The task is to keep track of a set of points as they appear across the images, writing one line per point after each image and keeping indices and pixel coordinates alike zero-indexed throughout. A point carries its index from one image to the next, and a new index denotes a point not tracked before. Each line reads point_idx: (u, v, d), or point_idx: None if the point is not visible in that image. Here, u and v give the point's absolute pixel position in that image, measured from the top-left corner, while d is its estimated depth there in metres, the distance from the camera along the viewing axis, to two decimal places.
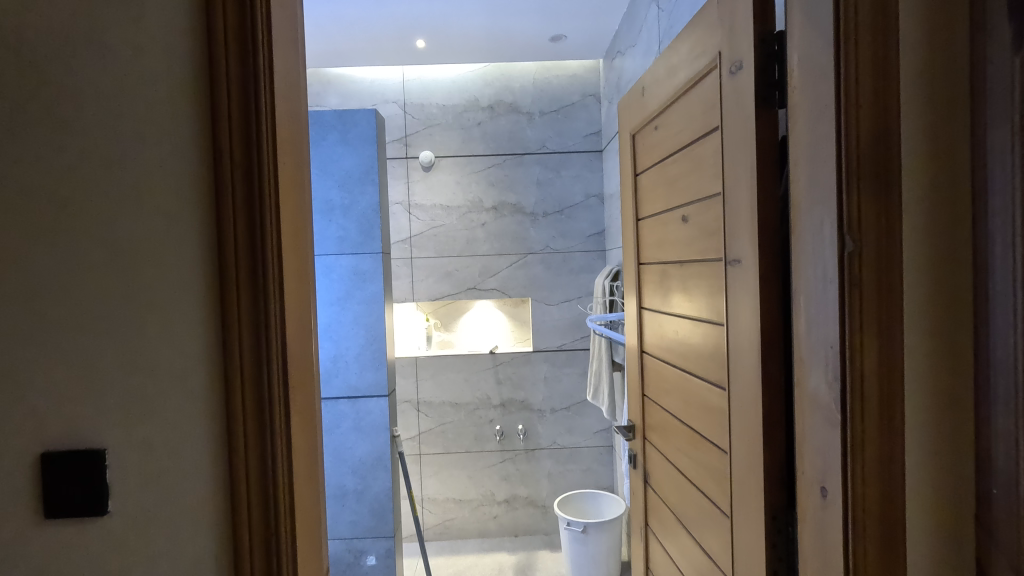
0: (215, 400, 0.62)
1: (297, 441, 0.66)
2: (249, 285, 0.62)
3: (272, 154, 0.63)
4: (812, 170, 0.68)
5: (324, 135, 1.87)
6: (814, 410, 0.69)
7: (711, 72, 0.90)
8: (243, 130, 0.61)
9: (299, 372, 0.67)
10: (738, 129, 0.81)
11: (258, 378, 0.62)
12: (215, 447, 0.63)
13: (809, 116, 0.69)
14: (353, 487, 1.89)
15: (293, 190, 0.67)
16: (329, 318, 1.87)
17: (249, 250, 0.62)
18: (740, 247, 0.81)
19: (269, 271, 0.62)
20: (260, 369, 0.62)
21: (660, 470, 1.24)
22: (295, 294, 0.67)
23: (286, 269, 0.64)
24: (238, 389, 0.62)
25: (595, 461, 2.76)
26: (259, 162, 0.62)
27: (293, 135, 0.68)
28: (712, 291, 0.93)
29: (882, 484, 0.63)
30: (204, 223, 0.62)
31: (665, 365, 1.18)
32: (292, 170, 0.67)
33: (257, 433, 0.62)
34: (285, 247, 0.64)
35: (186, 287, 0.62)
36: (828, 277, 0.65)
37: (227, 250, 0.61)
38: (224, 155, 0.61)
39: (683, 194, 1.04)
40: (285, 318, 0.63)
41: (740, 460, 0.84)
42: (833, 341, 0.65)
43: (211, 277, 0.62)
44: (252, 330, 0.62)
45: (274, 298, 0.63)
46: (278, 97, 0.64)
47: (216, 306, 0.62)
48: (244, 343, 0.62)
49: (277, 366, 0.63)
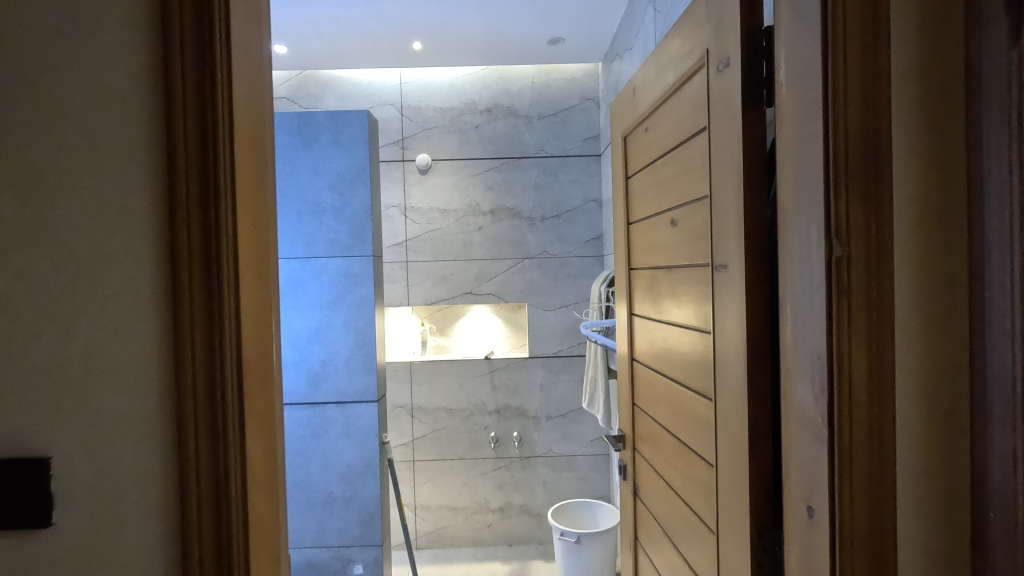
0: (165, 401, 0.59)
1: (254, 447, 0.63)
2: (204, 287, 0.59)
3: (228, 148, 0.60)
4: (799, 173, 0.65)
5: (316, 136, 1.85)
6: (801, 426, 0.65)
7: (700, 71, 0.87)
8: (198, 124, 0.58)
9: (257, 376, 0.64)
10: (726, 129, 0.77)
11: (211, 382, 0.59)
12: (166, 451, 0.59)
13: (795, 115, 0.66)
14: (340, 495, 1.86)
15: (253, 187, 0.64)
16: (320, 321, 1.84)
17: (203, 248, 0.59)
18: (726, 253, 0.78)
19: (223, 270, 0.59)
20: (213, 373, 0.59)
21: (649, 481, 1.20)
22: (253, 294, 0.63)
23: (244, 269, 0.62)
24: (189, 394, 0.59)
25: (592, 469, 2.71)
26: (215, 155, 0.59)
27: (255, 131, 0.65)
28: (700, 298, 0.90)
29: (872, 504, 0.59)
30: (157, 215, 0.59)
31: (654, 374, 1.14)
32: (252, 166, 0.64)
33: (209, 445, 0.59)
34: (242, 247, 0.61)
35: (137, 280, 0.58)
36: (816, 284, 0.62)
37: (180, 246, 0.58)
38: (177, 147, 0.58)
39: (673, 197, 1.01)
40: (240, 322, 0.60)
41: (727, 473, 0.80)
42: (820, 351, 0.61)
43: (163, 273, 0.59)
44: (205, 334, 0.59)
45: (230, 298, 0.60)
46: (237, 90, 0.61)
47: (168, 302, 0.59)
48: (196, 347, 0.59)
49: (231, 370, 0.60)
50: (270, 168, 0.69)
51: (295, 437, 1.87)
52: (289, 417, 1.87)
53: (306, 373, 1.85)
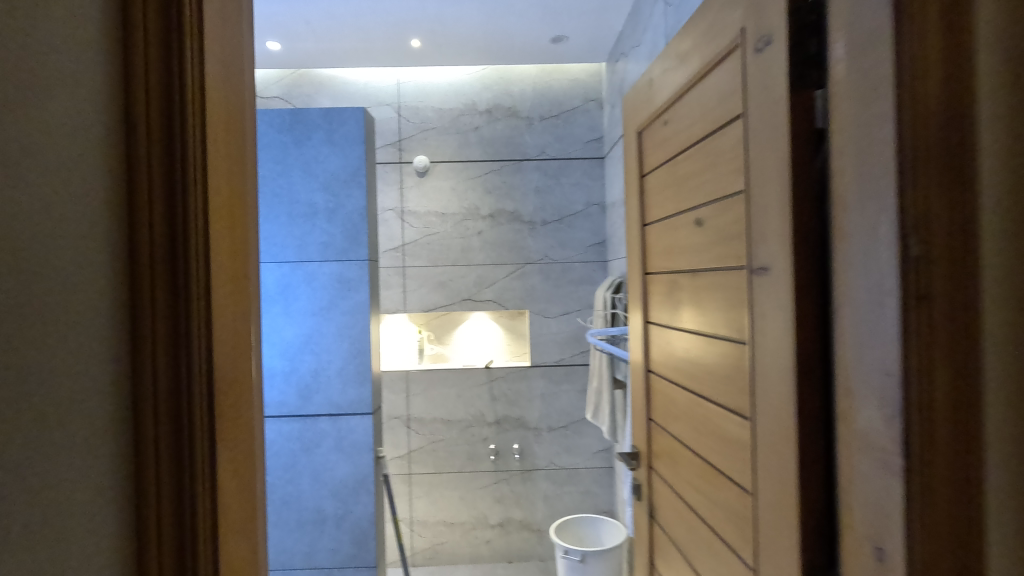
0: (122, 481, 0.41)
1: (229, 522, 0.46)
2: (167, 306, 0.42)
3: (201, 125, 0.44)
4: (863, 162, 0.56)
5: (309, 134, 1.75)
6: (866, 453, 0.56)
7: (732, 53, 0.78)
8: (163, 91, 0.43)
9: (232, 426, 0.47)
10: (766, 115, 0.69)
11: (177, 444, 0.42)
12: (124, 555, 0.41)
13: (853, 95, 0.57)
14: (332, 513, 1.75)
15: (227, 174, 0.48)
16: (311, 328, 1.74)
17: (168, 260, 0.43)
18: (768, 254, 0.69)
19: (192, 288, 0.43)
20: (180, 432, 0.42)
21: (667, 504, 1.11)
22: (228, 318, 0.47)
23: (218, 285, 0.46)
24: (149, 464, 0.42)
25: (595, 483, 2.61)
26: (183, 125, 0.43)
27: (228, 94, 0.49)
28: (731, 305, 0.81)
29: (957, 547, 0.50)
30: (107, 215, 0.41)
31: (674, 387, 1.05)
32: (228, 149, 0.48)
33: (174, 523, 0.42)
34: (215, 255, 0.45)
35: (91, 311, 0.39)
36: (885, 288, 0.53)
37: (142, 259, 0.42)
38: (138, 120, 0.42)
39: (697, 195, 0.92)
40: (211, 350, 0.44)
41: (768, 504, 0.71)
42: (891, 367, 0.52)
43: (118, 300, 0.41)
44: (170, 378, 0.42)
45: (199, 325, 0.44)
46: (209, 49, 0.46)
47: (125, 340, 0.42)
48: (158, 387, 0.42)
49: (202, 423, 0.43)
50: (249, 153, 0.53)
51: (284, 451, 1.76)
52: (278, 431, 1.76)
53: (296, 384, 1.75)
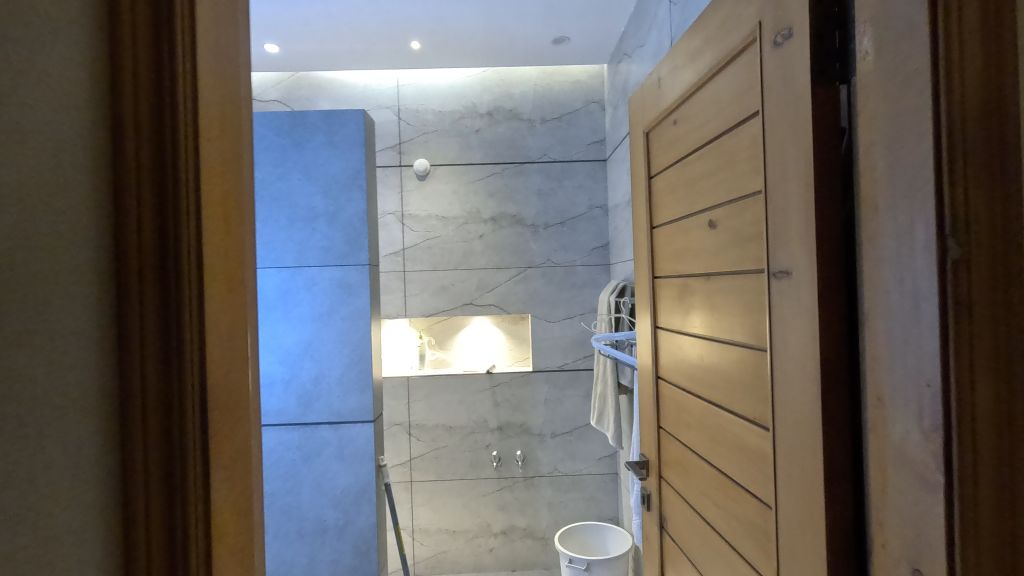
0: (106, 544, 0.34)
1: (224, 552, 0.43)
2: (159, 345, 0.36)
3: (196, 127, 0.37)
4: (896, 160, 0.53)
5: (308, 137, 1.72)
6: (902, 469, 0.53)
7: (748, 49, 0.75)
8: (152, 89, 0.35)
9: (225, 451, 0.43)
10: (787, 112, 0.66)
11: (169, 500, 0.36)
12: None
13: (882, 89, 0.54)
14: (333, 523, 1.71)
15: (221, 174, 0.41)
16: (311, 335, 1.71)
17: (157, 279, 0.36)
18: (790, 257, 0.66)
19: (186, 312, 0.36)
20: (173, 486, 0.35)
21: (679, 515, 1.07)
22: (224, 344, 0.40)
23: (215, 305, 0.39)
24: (138, 526, 0.35)
25: (599, 490, 2.57)
26: (175, 130, 0.36)
27: (225, 85, 0.42)
28: (748, 310, 0.78)
29: (1003, 567, 0.47)
30: (91, 241, 0.34)
31: (686, 395, 1.02)
32: (224, 144, 0.41)
33: None
34: (212, 270, 0.38)
35: (69, 358, 0.33)
36: (921, 292, 0.50)
37: (126, 279, 0.35)
38: (125, 126, 0.35)
39: (710, 195, 0.89)
40: (208, 395, 0.37)
41: (792, 519, 0.68)
42: (928, 376, 0.49)
43: (105, 342, 0.35)
44: (161, 420, 0.36)
45: (193, 355, 0.37)
46: (203, 25, 0.38)
47: (113, 390, 0.35)
48: (149, 445, 0.35)
49: (199, 474, 0.36)
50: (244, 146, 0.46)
51: (283, 460, 1.73)
52: (277, 439, 1.73)
53: (296, 392, 1.72)
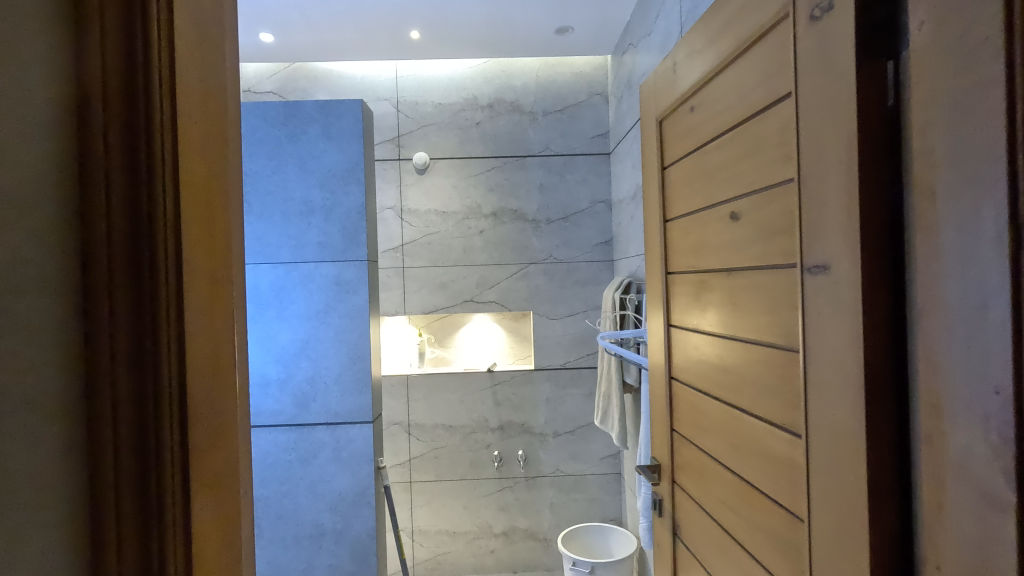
0: (75, 512, 0.33)
1: None
2: (132, 331, 0.34)
3: (172, 109, 0.36)
4: (960, 142, 0.47)
5: (304, 128, 1.66)
6: (962, 484, 0.48)
7: (779, 26, 0.70)
8: (123, 66, 0.34)
9: (211, 462, 0.39)
10: (825, 92, 0.60)
11: (143, 473, 0.34)
12: None
13: (942, 63, 0.49)
14: (331, 528, 1.66)
15: (204, 150, 0.40)
16: (307, 333, 1.65)
17: (131, 247, 0.35)
18: (829, 250, 0.61)
19: (160, 286, 0.35)
20: (145, 459, 0.34)
21: (694, 523, 1.02)
22: (203, 323, 0.39)
23: (192, 282, 0.37)
24: (106, 496, 0.34)
25: (602, 490, 2.52)
26: (149, 112, 0.35)
27: (208, 66, 0.40)
28: (775, 308, 0.73)
29: None
30: (58, 223, 0.33)
31: (703, 397, 0.97)
32: (207, 121, 0.40)
33: None
34: (190, 245, 0.37)
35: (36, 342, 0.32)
36: (990, 289, 0.45)
37: (97, 254, 0.34)
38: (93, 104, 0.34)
39: (732, 186, 0.84)
40: (183, 384, 0.36)
41: (827, 535, 0.62)
42: (999, 383, 0.44)
43: (70, 326, 0.33)
44: (133, 392, 0.35)
45: (168, 326, 0.36)
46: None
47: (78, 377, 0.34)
48: (121, 432, 0.34)
49: (174, 450, 0.36)
50: (230, 129, 0.45)
51: (279, 463, 1.67)
52: (272, 441, 1.67)
53: (292, 392, 1.66)
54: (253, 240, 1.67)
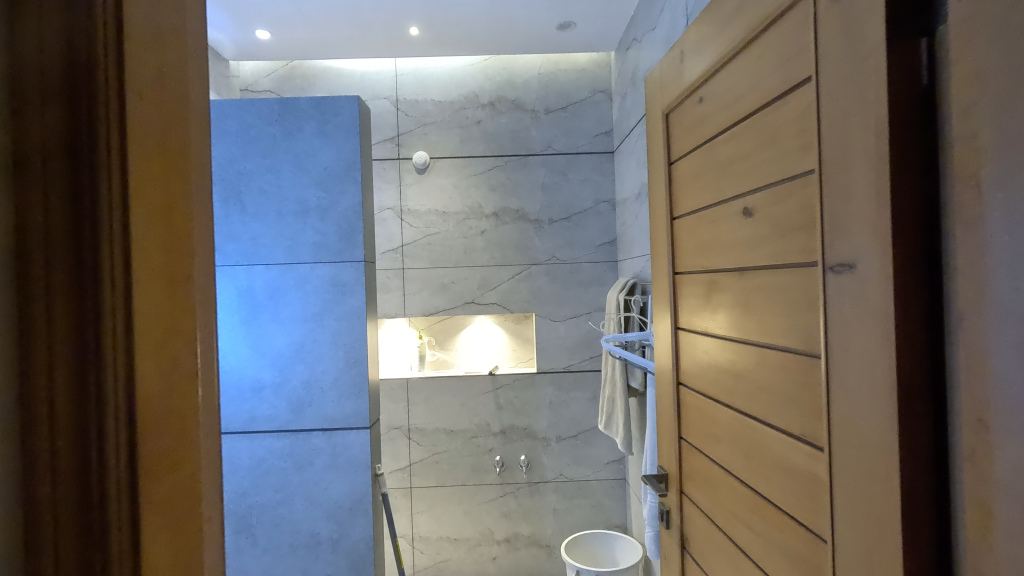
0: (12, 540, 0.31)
1: None
2: (73, 342, 0.32)
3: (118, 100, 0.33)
4: (1010, 123, 0.42)
5: (299, 126, 1.60)
6: (1017, 509, 0.42)
7: (796, 6, 0.65)
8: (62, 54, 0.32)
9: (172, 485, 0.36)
10: (852, 74, 0.55)
11: (81, 502, 0.32)
12: None
13: (988, 35, 0.44)
14: (328, 537, 1.61)
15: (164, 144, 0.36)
16: (303, 336, 1.61)
17: (71, 251, 0.32)
18: (856, 247, 0.55)
19: (103, 294, 0.32)
20: (86, 486, 0.32)
21: (705, 537, 0.97)
22: (157, 333, 0.35)
23: (143, 286, 0.34)
24: (46, 522, 0.31)
25: (606, 496, 2.47)
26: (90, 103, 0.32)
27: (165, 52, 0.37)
28: (793, 311, 0.68)
29: None
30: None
31: (713, 404, 0.92)
32: (167, 112, 0.37)
33: None
34: (141, 249, 0.34)
35: None
36: None
37: (35, 258, 0.31)
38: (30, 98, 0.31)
39: (745, 180, 0.79)
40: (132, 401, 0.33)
41: (853, 558, 0.57)
42: None
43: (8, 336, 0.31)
44: (74, 407, 0.32)
45: (114, 339, 0.33)
46: None
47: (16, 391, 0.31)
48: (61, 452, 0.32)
49: (118, 484, 0.32)
50: (200, 118, 0.42)
51: (273, 470, 1.62)
52: (267, 448, 1.62)
53: (287, 397, 1.61)
54: (247, 240, 1.61)
